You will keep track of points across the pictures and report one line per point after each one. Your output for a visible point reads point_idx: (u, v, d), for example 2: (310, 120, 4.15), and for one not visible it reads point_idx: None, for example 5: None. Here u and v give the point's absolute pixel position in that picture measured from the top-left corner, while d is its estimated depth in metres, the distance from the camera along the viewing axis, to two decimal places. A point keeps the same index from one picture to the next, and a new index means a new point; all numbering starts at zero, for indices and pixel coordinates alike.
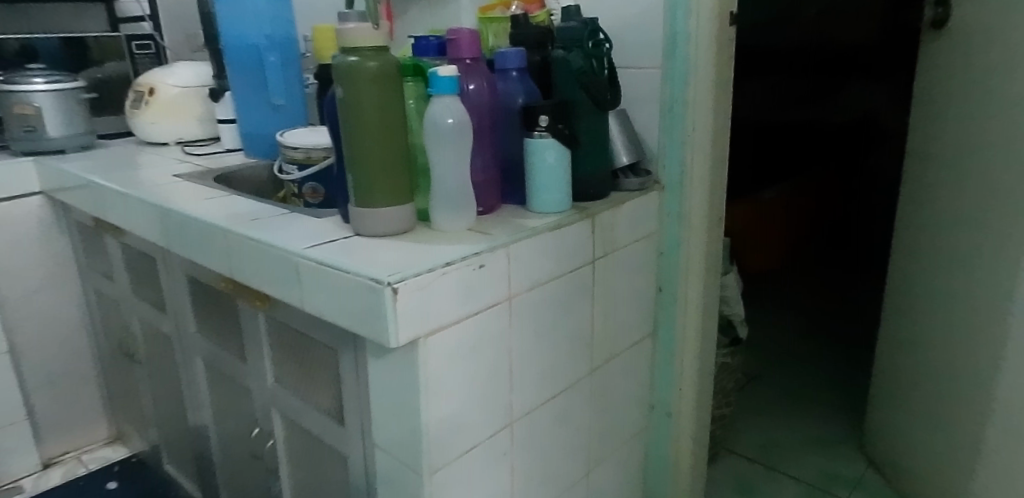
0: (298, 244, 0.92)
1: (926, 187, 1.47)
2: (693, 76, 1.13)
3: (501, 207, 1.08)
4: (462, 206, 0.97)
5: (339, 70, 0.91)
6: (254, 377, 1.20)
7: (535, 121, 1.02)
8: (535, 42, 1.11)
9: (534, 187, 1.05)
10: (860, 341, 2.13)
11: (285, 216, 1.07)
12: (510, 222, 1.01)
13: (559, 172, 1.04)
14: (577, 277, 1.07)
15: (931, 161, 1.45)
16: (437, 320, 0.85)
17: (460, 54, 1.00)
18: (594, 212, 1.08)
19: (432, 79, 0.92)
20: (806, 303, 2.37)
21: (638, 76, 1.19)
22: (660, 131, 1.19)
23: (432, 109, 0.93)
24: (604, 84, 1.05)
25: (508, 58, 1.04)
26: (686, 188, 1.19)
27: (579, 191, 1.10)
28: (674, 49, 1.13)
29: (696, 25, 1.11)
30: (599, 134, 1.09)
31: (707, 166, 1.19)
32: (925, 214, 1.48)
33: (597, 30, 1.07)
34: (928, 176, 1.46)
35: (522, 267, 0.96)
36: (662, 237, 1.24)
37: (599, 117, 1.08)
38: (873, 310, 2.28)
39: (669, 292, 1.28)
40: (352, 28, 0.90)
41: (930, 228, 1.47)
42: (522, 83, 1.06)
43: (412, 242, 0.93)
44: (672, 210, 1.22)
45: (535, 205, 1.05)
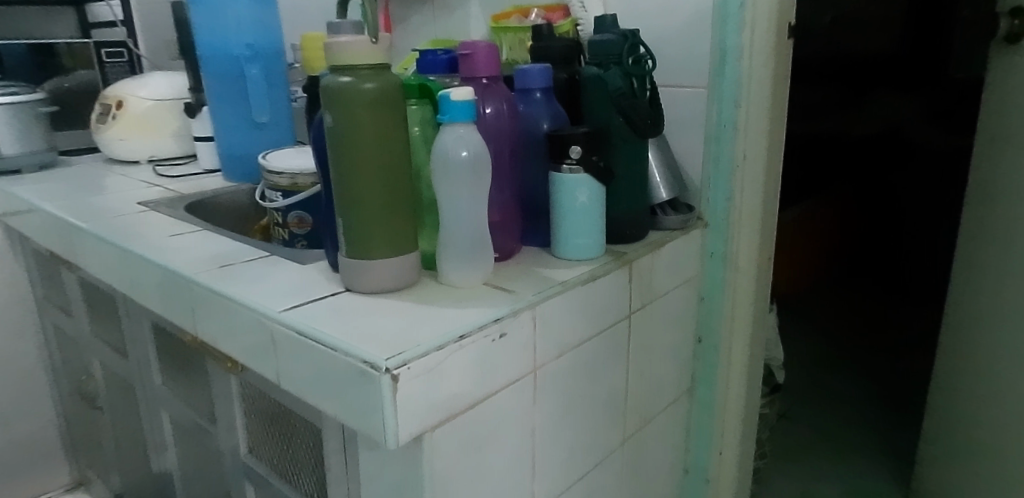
0: (275, 304, 0.75)
1: (992, 220, 1.31)
2: (745, 98, 0.97)
3: (521, 252, 0.91)
4: (477, 256, 0.79)
5: (327, 91, 0.73)
6: (225, 444, 1.02)
7: (565, 152, 0.85)
8: (561, 57, 0.95)
9: (560, 230, 0.88)
10: (896, 378, 1.95)
11: (262, 261, 0.90)
12: (536, 272, 0.84)
13: (591, 213, 0.87)
14: (613, 335, 0.90)
15: (998, 191, 1.29)
16: (447, 408, 0.67)
17: (476, 72, 0.83)
18: (632, 258, 0.90)
19: (443, 104, 0.75)
20: (834, 333, 2.20)
21: (678, 95, 1.03)
22: (704, 160, 1.02)
23: (442, 138, 0.76)
24: (646, 108, 0.88)
25: (532, 76, 0.87)
26: (734, 226, 1.03)
27: (613, 232, 0.93)
28: (723, 66, 0.97)
29: (751, 38, 0.95)
30: (637, 165, 0.92)
31: (758, 200, 1.02)
32: (989, 250, 1.32)
33: (637, 44, 0.90)
34: (994, 208, 1.31)
35: (552, 331, 0.78)
36: (703, 280, 1.07)
37: (637, 147, 0.91)
38: (909, 345, 2.10)
39: (710, 344, 1.10)
40: (345, 41, 0.72)
41: (998, 266, 1.31)
42: (547, 106, 0.89)
43: (417, 302, 0.76)
44: (717, 250, 1.05)
45: (562, 251, 0.88)
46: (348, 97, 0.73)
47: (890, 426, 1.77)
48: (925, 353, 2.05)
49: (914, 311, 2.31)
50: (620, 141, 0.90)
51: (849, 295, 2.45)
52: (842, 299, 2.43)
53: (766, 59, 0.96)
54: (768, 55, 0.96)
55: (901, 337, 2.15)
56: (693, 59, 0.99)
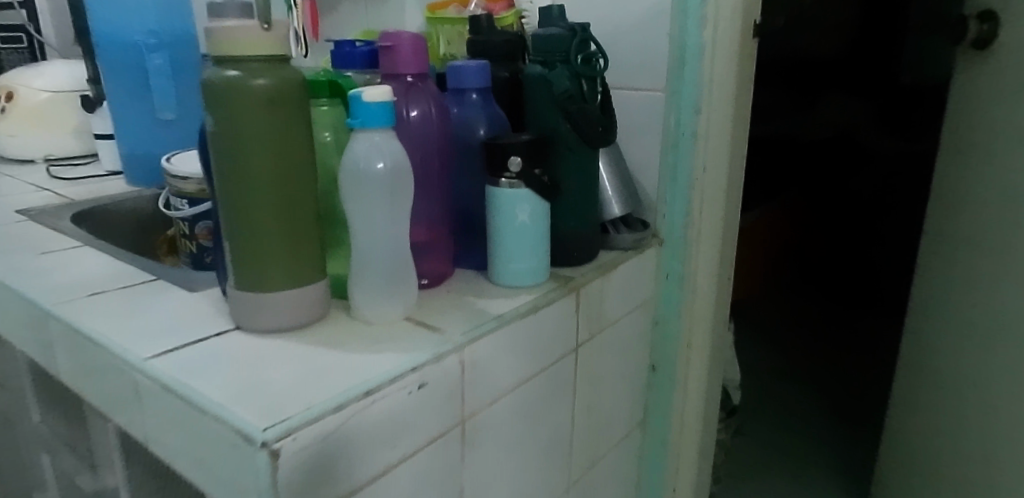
0: (142, 348, 0.61)
1: (956, 236, 1.25)
2: (706, 103, 0.87)
3: (453, 275, 0.79)
4: (394, 285, 0.66)
5: (208, 87, 0.60)
6: (108, 495, 0.88)
7: (503, 163, 0.73)
8: (501, 54, 0.83)
9: (497, 251, 0.76)
10: (852, 394, 1.89)
11: (143, 289, 0.76)
12: (466, 301, 0.72)
13: (532, 234, 0.75)
14: (556, 373, 0.78)
15: (962, 204, 1.23)
16: (348, 480, 0.54)
17: (399, 69, 0.71)
18: (580, 284, 0.79)
19: (353, 106, 0.62)
20: (788, 344, 2.13)
21: (632, 99, 0.92)
22: (660, 171, 0.91)
23: (353, 145, 0.64)
24: (597, 114, 0.77)
25: (466, 75, 0.75)
26: (692, 245, 0.92)
27: (558, 254, 0.81)
28: (682, 67, 0.87)
29: (713, 35, 0.84)
30: (586, 178, 0.80)
31: (718, 216, 0.93)
32: (955, 266, 1.26)
33: (588, 40, 0.78)
34: (960, 222, 1.24)
35: (484, 375, 0.66)
36: (658, 304, 0.96)
37: (586, 157, 0.80)
38: (863, 360, 2.05)
39: (665, 374, 0.99)
40: (230, 26, 0.59)
41: (963, 283, 1.24)
42: (483, 110, 0.78)
43: (320, 345, 0.63)
44: (674, 270, 0.94)
45: (499, 275, 0.76)
46: (235, 96, 0.60)
47: (844, 445, 1.70)
48: (881, 368, 2.00)
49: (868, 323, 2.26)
50: (565, 149, 0.78)
51: (803, 305, 2.38)
52: (795, 309, 2.36)
53: (730, 61, 0.86)
54: (733, 56, 0.86)
55: (856, 350, 2.10)
56: (649, 57, 0.88)
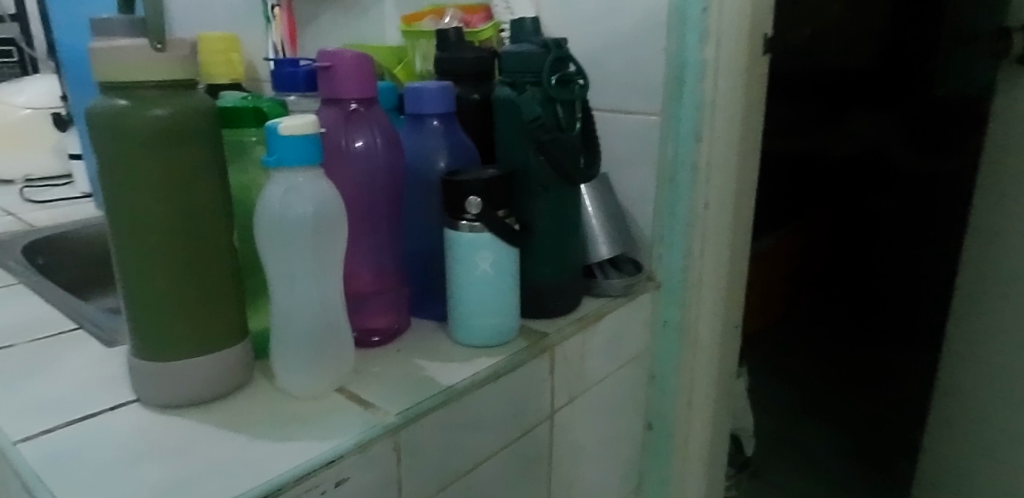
0: (17, 429, 0.53)
1: (1002, 272, 1.10)
2: (708, 130, 0.75)
3: (407, 330, 0.69)
4: (319, 350, 0.57)
5: (93, 119, 0.50)
6: None
7: (461, 204, 0.62)
8: (472, 74, 0.72)
9: (453, 305, 0.66)
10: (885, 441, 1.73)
11: (56, 347, 0.68)
12: (413, 366, 0.62)
13: (496, 287, 0.65)
14: (526, 446, 0.67)
15: (1008, 238, 1.09)
16: None
17: (338, 94, 0.60)
18: (554, 341, 0.68)
19: (271, 140, 0.52)
20: (810, 380, 1.98)
21: (623, 123, 0.80)
22: (657, 207, 0.80)
23: (270, 186, 0.55)
24: (576, 145, 0.66)
25: (424, 99, 0.65)
26: (693, 291, 0.81)
27: (532, 305, 0.70)
28: (679, 87, 0.75)
29: (715, 52, 0.73)
30: (564, 220, 0.69)
31: (724, 259, 0.80)
32: (1001, 306, 1.11)
33: (566, 57, 0.67)
34: (1006, 257, 1.10)
35: (425, 461, 0.56)
36: (654, 356, 0.85)
37: (564, 194, 0.68)
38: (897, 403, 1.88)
39: (663, 433, 0.88)
40: (114, 47, 0.49)
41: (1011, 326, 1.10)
42: (444, 140, 0.67)
43: (225, 429, 0.53)
44: (671, 319, 0.82)
45: (458, 333, 0.66)
46: (123, 132, 0.50)
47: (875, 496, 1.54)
48: (908, 411, 1.83)
49: (895, 359, 2.09)
50: (539, 188, 0.67)
51: (824, 337, 2.22)
52: (816, 340, 2.19)
53: (735, 82, 0.74)
54: (738, 76, 0.74)
55: (880, 389, 1.94)
56: (641, 76, 0.77)
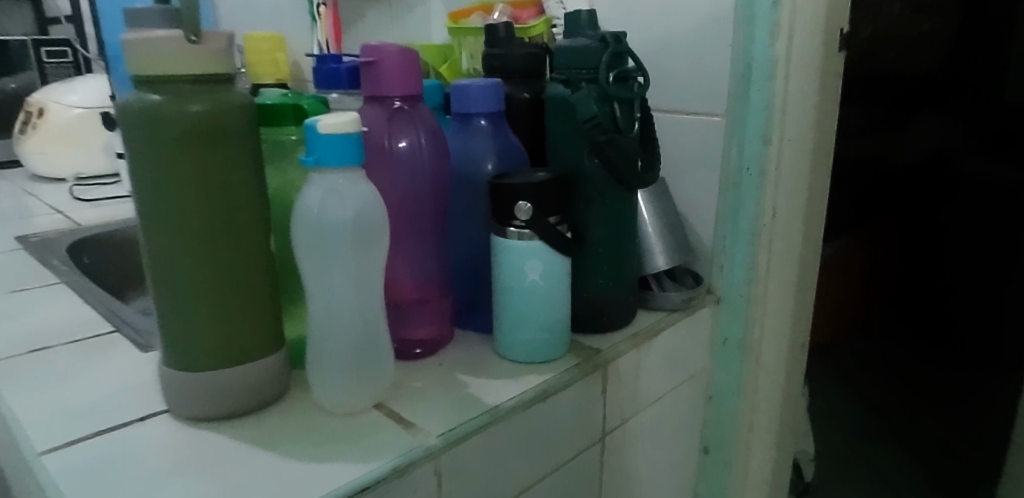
0: (45, 438, 0.51)
1: None
2: (777, 132, 0.70)
3: (450, 341, 0.65)
4: (356, 363, 0.53)
5: (126, 116, 0.48)
6: None
7: (510, 209, 0.58)
8: (523, 70, 0.68)
9: (499, 317, 0.62)
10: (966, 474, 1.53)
11: (94, 349, 0.66)
12: (456, 382, 0.58)
13: (546, 299, 0.60)
14: (576, 470, 0.63)
15: None
16: None
17: (380, 91, 0.57)
18: (606, 359, 0.63)
19: (310, 139, 0.49)
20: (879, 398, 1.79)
21: (684, 125, 0.75)
22: (718, 215, 0.75)
23: (308, 188, 0.51)
24: (634, 148, 0.61)
25: (472, 97, 0.61)
26: (756, 307, 0.75)
27: (583, 319, 0.66)
28: (746, 86, 0.70)
29: (786, 48, 0.67)
30: (619, 229, 0.65)
31: (792, 273, 0.74)
32: None
33: (624, 52, 0.62)
34: None
35: (468, 486, 0.52)
36: (711, 374, 0.80)
37: (620, 200, 0.63)
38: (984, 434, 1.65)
39: (719, 458, 0.82)
40: (144, 41, 0.47)
41: None
42: (492, 140, 0.63)
43: (257, 445, 0.50)
44: (732, 336, 0.78)
45: (504, 347, 0.62)
46: (157, 130, 0.47)
47: None
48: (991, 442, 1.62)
49: (976, 389, 1.81)
50: (594, 193, 0.62)
51: (896, 348, 2.01)
52: (885, 352, 1.99)
53: (808, 82, 0.69)
54: (812, 75, 0.69)
55: (959, 414, 1.72)
56: (704, 75, 0.72)
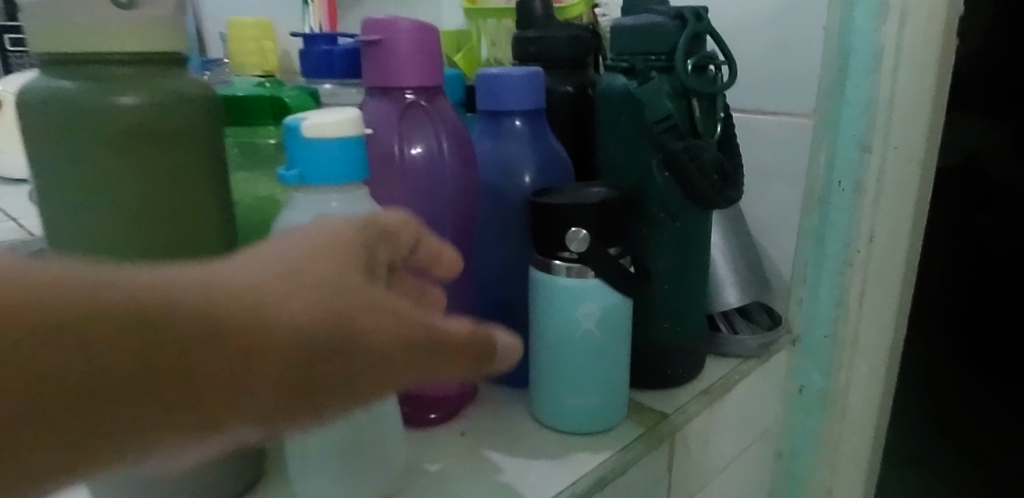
0: None
1: None
2: (881, 138, 0.56)
3: (473, 401, 0.51)
4: (349, 451, 0.39)
5: (29, 110, 0.34)
6: None
7: (559, 236, 0.43)
8: (565, 59, 0.54)
9: (538, 374, 0.48)
10: None
11: None
12: (485, 462, 0.44)
13: (603, 355, 0.46)
14: None
15: None
16: None
17: (387, 79, 0.43)
18: (674, 426, 0.49)
19: (292, 146, 0.35)
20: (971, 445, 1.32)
21: (757, 129, 0.62)
22: (799, 239, 0.61)
23: (288, 212, 0.37)
24: (715, 157, 0.47)
25: (506, 90, 0.47)
26: (844, 352, 0.62)
27: (641, 375, 0.52)
28: (842, 82, 0.56)
29: (898, 34, 0.54)
30: (690, 262, 0.51)
31: (888, 310, 0.61)
32: None
33: (703, 34, 0.48)
34: None
35: None
36: (783, 429, 0.66)
37: (692, 225, 0.49)
38: None
39: None
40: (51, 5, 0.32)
41: None
42: (530, 147, 0.49)
43: None
44: (812, 384, 0.64)
45: (546, 412, 0.48)
46: (74, 129, 0.33)
47: None
48: None
49: None
50: (664, 216, 0.48)
51: None
52: None
53: (923, 78, 0.55)
54: (926, 67, 0.55)
55: None
56: (786, 67, 0.59)
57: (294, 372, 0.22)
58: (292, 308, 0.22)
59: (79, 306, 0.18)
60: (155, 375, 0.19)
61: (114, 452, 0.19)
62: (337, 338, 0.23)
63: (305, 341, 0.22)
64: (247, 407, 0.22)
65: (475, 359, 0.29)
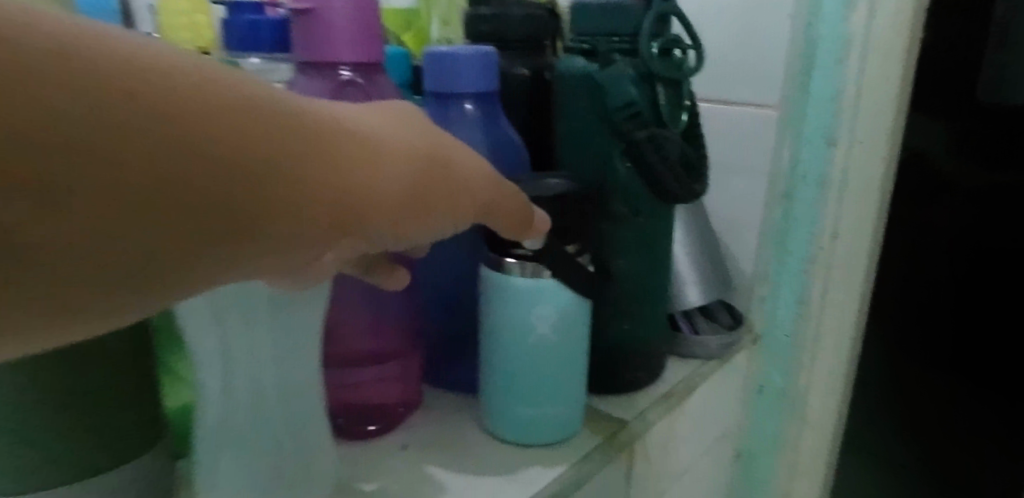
0: None
1: None
2: (847, 132, 0.54)
3: (417, 409, 0.47)
4: (267, 477, 0.34)
5: None
6: None
7: None
8: (521, 40, 0.50)
9: (490, 380, 0.44)
10: None
11: None
12: (428, 477, 0.40)
13: (561, 363, 0.43)
14: None
15: None
16: None
17: (320, 54, 0.38)
18: (633, 434, 0.46)
19: None
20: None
21: (721, 121, 0.59)
22: (762, 236, 0.59)
23: None
24: (680, 148, 0.43)
25: (456, 70, 0.43)
26: (805, 351, 0.60)
27: (599, 379, 0.48)
28: (809, 72, 0.54)
29: (867, 22, 0.51)
30: (653, 259, 0.47)
31: (851, 311, 0.59)
32: None
33: (669, 17, 0.45)
34: None
35: None
36: (743, 428, 0.65)
37: (655, 222, 0.46)
38: None
39: None
40: None
41: None
42: (481, 134, 0.45)
43: None
44: (771, 383, 0.62)
45: (496, 421, 0.44)
46: None
47: None
48: None
49: None
50: (625, 211, 0.45)
51: None
52: None
53: (891, 68, 0.52)
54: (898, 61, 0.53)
55: None
56: (753, 55, 0.56)
57: (402, 196, 0.26)
58: (393, 145, 0.26)
59: (246, 106, 0.20)
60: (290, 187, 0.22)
61: (289, 232, 0.22)
62: (428, 177, 0.27)
63: (407, 172, 0.26)
64: (371, 217, 0.25)
65: (515, 226, 0.33)
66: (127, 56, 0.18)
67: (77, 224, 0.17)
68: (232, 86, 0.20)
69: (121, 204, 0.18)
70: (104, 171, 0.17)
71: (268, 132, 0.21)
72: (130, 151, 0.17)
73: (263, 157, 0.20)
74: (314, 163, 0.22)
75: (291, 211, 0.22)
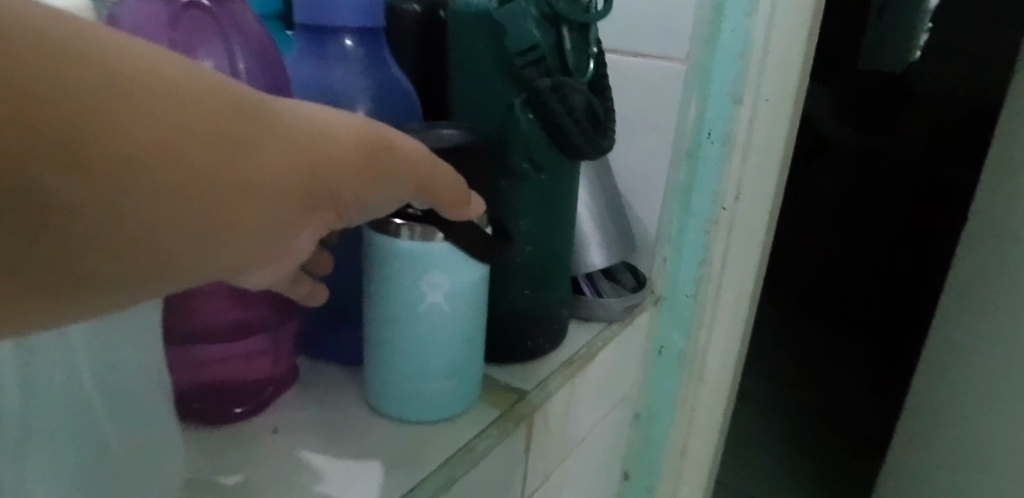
0: None
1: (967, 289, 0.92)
2: (754, 89, 0.52)
3: (290, 388, 0.42)
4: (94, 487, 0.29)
5: None
6: None
7: None
8: None
9: (375, 354, 0.39)
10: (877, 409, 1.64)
11: None
12: (302, 467, 0.36)
13: (459, 337, 0.39)
14: None
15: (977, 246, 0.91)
16: None
17: None
18: (530, 407, 0.43)
19: None
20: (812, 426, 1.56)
21: (626, 74, 0.55)
22: (667, 197, 0.57)
23: None
24: (584, 95, 0.40)
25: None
26: (705, 311, 0.59)
27: (496, 348, 0.45)
28: (718, 25, 0.51)
29: None
30: (554, 219, 0.44)
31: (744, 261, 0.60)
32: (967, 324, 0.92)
33: None
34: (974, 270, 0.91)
35: None
36: (641, 390, 0.63)
37: (556, 179, 0.43)
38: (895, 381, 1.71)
39: (641, 484, 0.67)
40: None
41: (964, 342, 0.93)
42: (361, 75, 0.40)
43: None
44: (670, 345, 0.61)
45: (384, 399, 0.40)
46: None
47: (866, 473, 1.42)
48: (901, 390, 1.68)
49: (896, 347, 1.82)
50: (527, 167, 0.41)
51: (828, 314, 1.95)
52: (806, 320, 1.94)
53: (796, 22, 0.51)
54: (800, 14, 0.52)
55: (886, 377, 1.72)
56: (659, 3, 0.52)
57: (355, 179, 0.24)
58: (337, 122, 0.23)
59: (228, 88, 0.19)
60: (276, 169, 0.20)
61: (258, 226, 0.21)
62: (382, 153, 0.25)
63: (355, 150, 0.23)
64: (335, 190, 0.23)
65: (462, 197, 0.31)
66: (89, 55, 0.16)
67: (39, 241, 0.16)
68: (195, 75, 0.18)
69: (83, 210, 0.16)
70: (75, 177, 0.16)
71: (218, 116, 0.19)
72: (87, 165, 0.16)
73: (243, 136, 0.19)
74: (278, 153, 0.20)
75: (260, 210, 0.20)
